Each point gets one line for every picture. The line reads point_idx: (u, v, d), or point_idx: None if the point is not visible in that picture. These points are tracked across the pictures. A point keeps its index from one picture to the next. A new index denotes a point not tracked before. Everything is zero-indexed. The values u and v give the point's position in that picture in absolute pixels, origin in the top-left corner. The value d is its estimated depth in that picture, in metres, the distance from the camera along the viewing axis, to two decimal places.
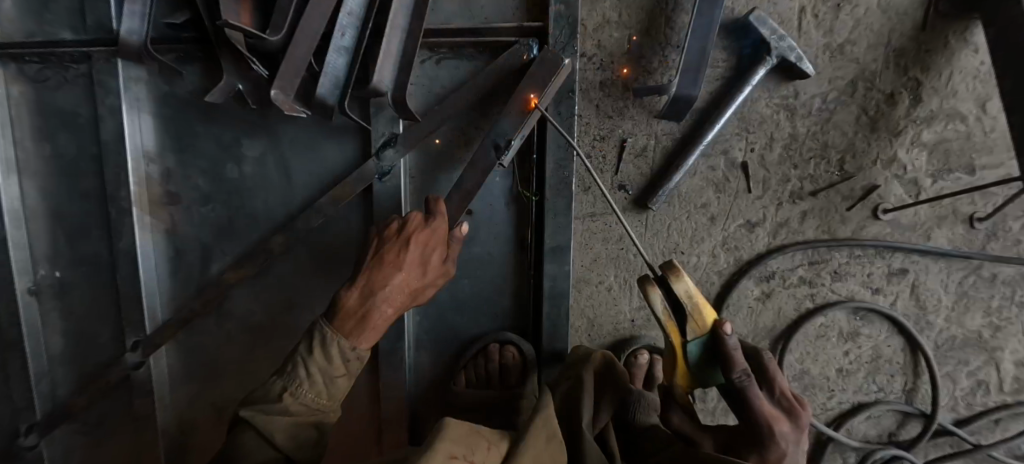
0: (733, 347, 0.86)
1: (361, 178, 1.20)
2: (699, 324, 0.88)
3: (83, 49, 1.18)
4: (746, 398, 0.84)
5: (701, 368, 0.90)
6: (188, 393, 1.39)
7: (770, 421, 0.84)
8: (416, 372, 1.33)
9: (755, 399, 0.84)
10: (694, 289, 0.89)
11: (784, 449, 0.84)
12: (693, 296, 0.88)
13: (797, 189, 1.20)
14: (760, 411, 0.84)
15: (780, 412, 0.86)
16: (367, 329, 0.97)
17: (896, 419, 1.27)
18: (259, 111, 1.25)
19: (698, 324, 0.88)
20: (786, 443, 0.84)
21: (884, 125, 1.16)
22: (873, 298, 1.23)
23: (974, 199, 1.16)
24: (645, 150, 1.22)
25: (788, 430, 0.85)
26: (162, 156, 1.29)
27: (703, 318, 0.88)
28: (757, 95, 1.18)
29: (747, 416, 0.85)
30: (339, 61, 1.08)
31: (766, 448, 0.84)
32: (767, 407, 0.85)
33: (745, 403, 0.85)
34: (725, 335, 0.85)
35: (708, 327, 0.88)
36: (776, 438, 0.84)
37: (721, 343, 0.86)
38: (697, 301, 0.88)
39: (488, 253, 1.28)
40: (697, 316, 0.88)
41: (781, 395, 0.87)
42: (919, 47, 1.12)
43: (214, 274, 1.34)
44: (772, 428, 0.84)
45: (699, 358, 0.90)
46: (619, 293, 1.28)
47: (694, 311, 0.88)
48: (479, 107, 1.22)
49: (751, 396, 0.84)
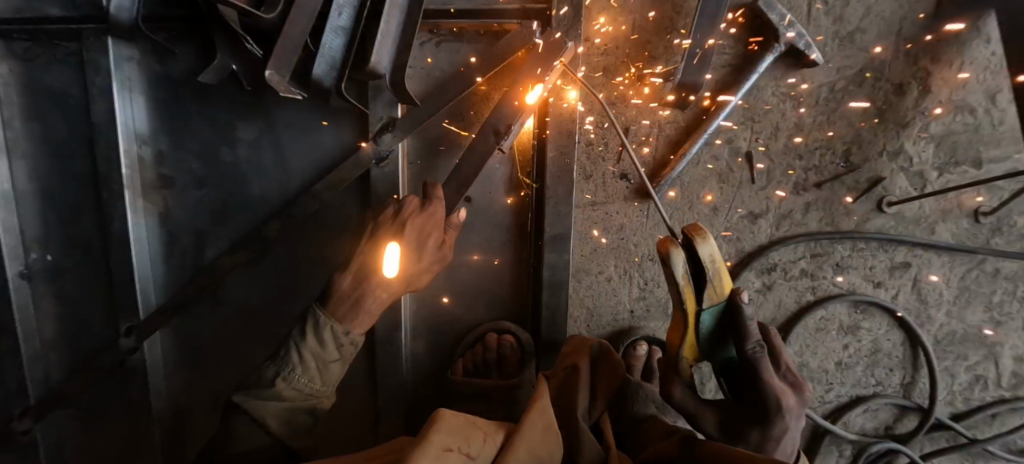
0: (748, 316, 0.85)
1: (359, 165, 1.16)
2: (717, 292, 0.85)
3: (71, 26, 1.15)
4: (756, 369, 0.84)
5: (712, 339, 0.88)
6: (183, 379, 1.38)
7: (777, 394, 0.84)
8: (412, 362, 1.31)
9: (765, 371, 0.84)
10: (717, 253, 0.83)
11: (788, 424, 0.84)
12: (715, 262, 0.83)
13: (801, 180, 1.19)
14: (768, 382, 0.84)
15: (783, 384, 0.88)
16: (363, 313, 0.95)
17: (892, 412, 1.27)
18: (254, 93, 1.23)
19: (715, 291, 0.84)
20: (789, 416, 0.84)
21: (893, 116, 1.14)
22: (874, 291, 1.22)
23: (979, 192, 1.16)
24: (648, 138, 1.19)
25: (792, 404, 0.85)
26: (156, 138, 1.27)
27: (722, 285, 0.85)
28: (764, 83, 1.15)
29: (755, 388, 0.85)
30: (337, 41, 1.04)
31: (771, 423, 0.83)
32: (775, 381, 0.84)
33: (755, 374, 0.84)
34: (743, 303, 0.84)
35: (724, 296, 0.85)
36: (782, 412, 0.83)
37: (738, 313, 0.84)
38: (718, 266, 0.83)
39: (486, 241, 1.26)
40: (716, 284, 0.84)
41: (784, 369, 0.90)
42: (930, 36, 1.10)
43: (209, 260, 1.33)
44: (778, 401, 0.84)
45: (710, 328, 0.87)
46: (619, 283, 1.26)
47: (715, 277, 0.83)
48: (480, 92, 1.19)
49: (763, 366, 0.84)
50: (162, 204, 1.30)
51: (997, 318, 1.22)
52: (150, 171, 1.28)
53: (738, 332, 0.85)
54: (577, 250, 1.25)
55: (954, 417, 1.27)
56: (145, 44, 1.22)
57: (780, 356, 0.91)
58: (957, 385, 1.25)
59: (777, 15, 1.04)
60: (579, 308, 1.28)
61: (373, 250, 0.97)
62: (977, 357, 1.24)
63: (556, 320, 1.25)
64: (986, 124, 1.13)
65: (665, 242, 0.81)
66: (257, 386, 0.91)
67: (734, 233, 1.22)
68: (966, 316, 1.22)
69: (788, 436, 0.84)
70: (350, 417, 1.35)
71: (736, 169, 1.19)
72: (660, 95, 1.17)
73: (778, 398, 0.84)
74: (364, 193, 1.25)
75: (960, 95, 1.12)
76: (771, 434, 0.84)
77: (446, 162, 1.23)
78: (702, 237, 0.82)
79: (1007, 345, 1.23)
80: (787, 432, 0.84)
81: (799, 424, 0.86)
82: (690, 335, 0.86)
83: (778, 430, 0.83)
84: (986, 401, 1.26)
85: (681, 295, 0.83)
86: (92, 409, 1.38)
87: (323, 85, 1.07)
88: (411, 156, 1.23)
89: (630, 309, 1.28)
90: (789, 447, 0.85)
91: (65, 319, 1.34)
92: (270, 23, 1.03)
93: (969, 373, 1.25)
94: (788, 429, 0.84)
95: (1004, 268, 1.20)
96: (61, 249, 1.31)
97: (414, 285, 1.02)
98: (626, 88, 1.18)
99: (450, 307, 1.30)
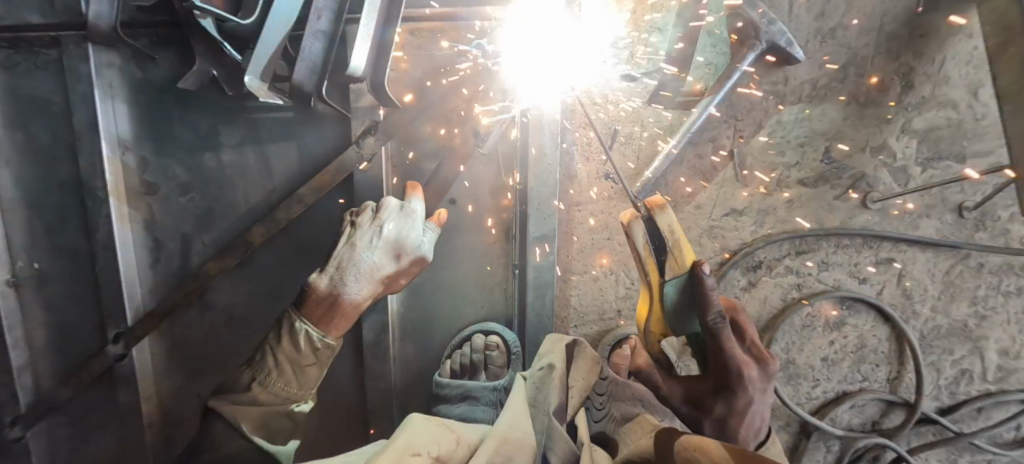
0: (710, 289, 0.83)
1: (342, 168, 1.16)
2: (678, 263, 0.86)
3: (51, 33, 1.15)
4: (721, 342, 0.84)
5: (678, 314, 0.87)
6: (172, 384, 1.39)
7: (741, 367, 0.85)
8: (400, 363, 1.31)
9: (729, 344, 0.84)
10: (677, 224, 0.87)
11: (750, 396, 0.86)
12: (674, 231, 0.86)
13: (784, 178, 1.18)
14: (731, 356, 0.84)
15: (750, 358, 0.88)
16: (338, 318, 0.95)
17: (879, 407, 1.28)
18: (236, 98, 1.23)
19: (677, 263, 0.86)
20: (752, 388, 0.86)
21: (875, 112, 1.14)
22: (860, 287, 1.22)
23: (963, 187, 1.16)
24: (631, 137, 1.18)
25: (756, 376, 0.87)
26: (139, 144, 1.27)
27: (682, 256, 0.86)
28: (747, 80, 1.14)
29: (719, 361, 0.85)
30: (316, 46, 1.03)
31: (734, 393, 0.85)
32: (739, 354, 0.85)
33: (719, 347, 0.84)
34: (705, 273, 0.82)
35: (687, 267, 0.85)
36: (744, 384, 0.85)
37: (700, 285, 0.83)
38: (678, 236, 0.86)
39: (472, 243, 1.26)
40: (677, 254, 0.86)
41: (751, 344, 0.90)
42: (910, 31, 1.10)
43: (195, 266, 1.33)
44: (741, 372, 0.85)
45: (675, 300, 0.86)
46: (604, 283, 1.26)
47: (675, 246, 0.86)
48: (461, 94, 1.18)
49: (725, 339, 0.83)
50: (147, 210, 1.30)
51: (981, 312, 1.22)
52: (134, 177, 1.28)
53: (700, 304, 0.84)
54: (561, 250, 1.24)
55: (941, 412, 1.28)
56: (125, 50, 1.21)
57: (748, 330, 0.91)
58: (943, 380, 1.26)
59: (757, 13, 1.03)
60: (565, 308, 1.27)
61: (351, 253, 0.97)
62: (962, 352, 1.24)
63: (542, 324, 1.26)
64: (968, 119, 1.13)
65: (627, 214, 0.89)
66: (236, 390, 0.93)
67: (719, 232, 1.22)
68: (951, 311, 1.22)
69: (752, 408, 0.86)
70: (338, 420, 1.35)
71: (719, 168, 1.18)
72: (642, 95, 1.16)
73: (741, 370, 0.85)
74: (348, 196, 1.25)
75: (942, 90, 1.12)
76: (735, 406, 0.86)
77: (429, 164, 1.22)
78: (660, 209, 0.87)
79: (992, 339, 1.24)
80: (750, 404, 0.86)
81: (765, 397, 0.88)
82: (656, 307, 0.89)
83: (742, 401, 0.86)
84: (972, 395, 1.26)
85: (643, 264, 0.88)
86: (82, 416, 1.39)
87: (304, 89, 1.06)
88: (394, 160, 1.22)
89: (617, 309, 1.26)
90: (754, 420, 0.87)
91: (52, 326, 1.34)
92: (247, 29, 1.02)
93: (954, 367, 1.25)
94: (751, 400, 0.86)
95: (988, 263, 1.20)
96: (46, 257, 1.31)
97: (393, 287, 1.02)
98: (608, 87, 1.16)
99: (436, 309, 1.30)
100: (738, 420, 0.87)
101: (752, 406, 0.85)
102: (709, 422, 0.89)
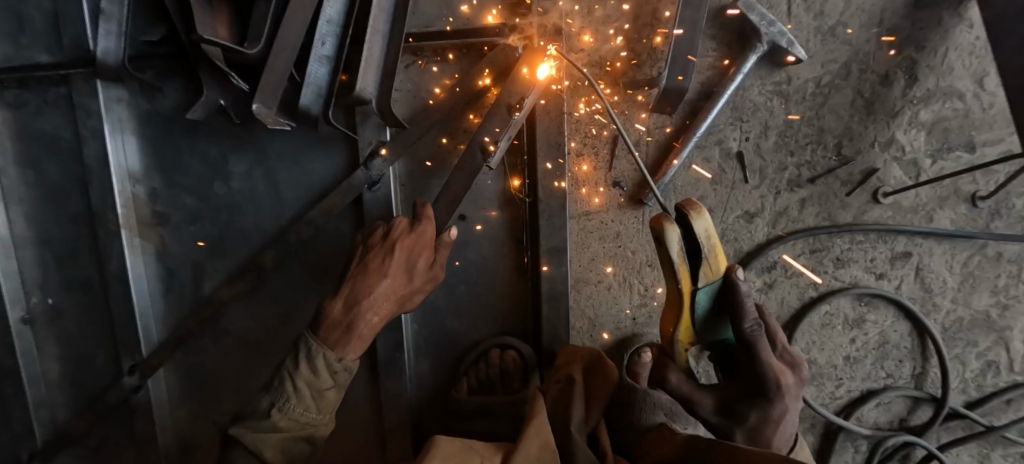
0: (744, 296, 0.84)
1: (351, 189, 1.18)
2: (712, 269, 0.84)
3: (60, 71, 1.16)
4: (755, 349, 0.85)
5: (708, 321, 0.89)
6: (188, 413, 1.39)
7: (776, 373, 0.86)
8: (416, 381, 1.31)
9: (763, 350, 0.86)
10: (712, 229, 0.83)
11: (786, 403, 0.87)
12: (710, 237, 0.82)
13: (795, 176, 1.17)
14: (766, 362, 0.86)
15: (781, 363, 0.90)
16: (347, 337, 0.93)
17: (906, 404, 1.25)
18: (242, 125, 1.24)
19: (711, 270, 0.84)
20: (787, 395, 0.87)
21: (881, 107, 1.13)
22: (877, 283, 1.21)
23: (974, 177, 1.15)
24: (637, 145, 1.17)
25: (791, 382, 0.88)
26: (148, 176, 1.29)
27: (716, 264, 0.85)
28: (749, 82, 1.14)
29: (754, 368, 0.86)
30: (321, 70, 1.06)
31: (771, 402, 0.86)
32: (773, 361, 0.86)
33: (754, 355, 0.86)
34: (739, 280, 0.83)
35: (721, 274, 0.85)
36: (780, 391, 0.86)
37: (734, 292, 0.84)
38: (713, 242, 0.83)
39: (484, 257, 1.25)
40: (711, 261, 0.84)
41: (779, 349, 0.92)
42: (911, 26, 1.10)
43: (207, 293, 1.33)
44: (777, 379, 0.86)
45: (706, 307, 0.87)
46: (619, 292, 1.24)
47: (710, 255, 0.83)
48: (466, 110, 1.18)
49: (760, 346, 0.85)
50: (158, 240, 1.31)
51: (1002, 301, 1.21)
52: (145, 208, 1.30)
53: (735, 312, 0.85)
54: (574, 260, 1.23)
55: (970, 406, 1.25)
56: (132, 84, 1.23)
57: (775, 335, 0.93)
58: (969, 373, 1.24)
59: (757, 15, 1.04)
60: (581, 318, 1.25)
61: (364, 275, 0.97)
62: (986, 343, 1.22)
63: (558, 333, 1.23)
64: (975, 109, 1.13)
65: (659, 217, 0.81)
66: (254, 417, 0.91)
67: (731, 234, 1.21)
68: (972, 301, 1.21)
69: (787, 415, 0.87)
70: (357, 441, 1.35)
71: (728, 170, 1.18)
72: (646, 102, 1.15)
73: (777, 377, 0.86)
74: (359, 217, 1.25)
75: (947, 82, 1.12)
76: (771, 415, 0.87)
77: (437, 181, 1.23)
78: (696, 213, 0.82)
79: (1016, 328, 1.22)
80: (786, 411, 0.87)
81: (797, 403, 0.89)
82: (686, 316, 0.88)
83: (777, 409, 0.87)
84: (1000, 387, 1.24)
85: (676, 274, 0.83)
86: (96, 450, 1.39)
87: (311, 113, 1.09)
88: (403, 178, 1.23)
89: (632, 317, 1.25)
90: (788, 425, 0.88)
91: (65, 362, 1.36)
92: (254, 58, 1.04)
93: (980, 359, 1.23)
94: (786, 409, 0.87)
95: (1006, 252, 1.19)
96: (59, 291, 1.34)
97: (407, 306, 1.02)
98: (611, 97, 1.15)
99: (451, 325, 1.29)
100: (773, 428, 0.87)
101: (788, 411, 0.87)
102: (742, 431, 0.89)
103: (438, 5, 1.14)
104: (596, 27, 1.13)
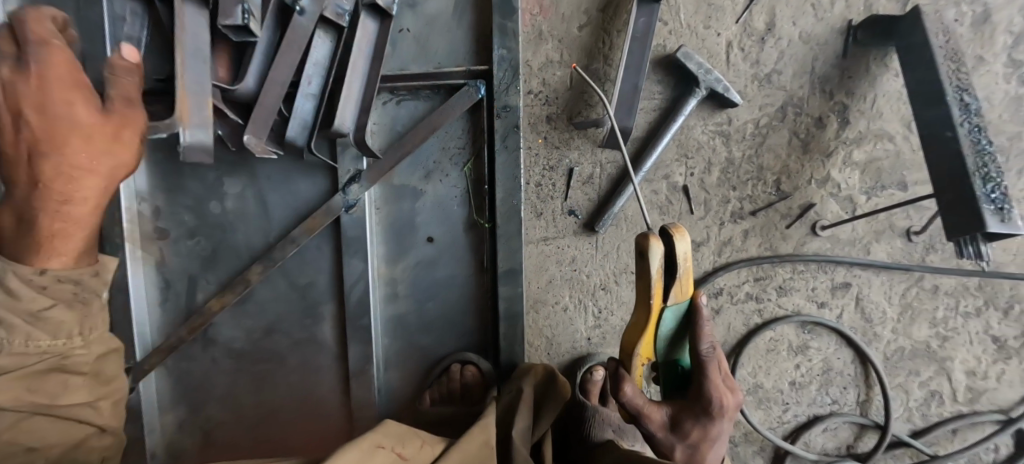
0: (706, 320, 0.90)
1: (330, 211, 1.31)
2: (682, 290, 0.90)
3: None
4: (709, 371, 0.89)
5: (670, 340, 0.93)
6: (177, 416, 1.50)
7: (723, 397, 0.89)
8: (387, 392, 1.40)
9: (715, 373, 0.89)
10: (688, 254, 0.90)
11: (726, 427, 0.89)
12: (686, 260, 0.89)
13: (737, 209, 1.26)
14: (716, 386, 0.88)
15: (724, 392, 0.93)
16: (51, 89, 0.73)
17: (852, 431, 1.31)
18: (238, 152, 1.38)
19: (680, 290, 0.90)
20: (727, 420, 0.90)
21: (816, 147, 1.22)
22: (819, 311, 1.28)
23: (908, 213, 1.22)
24: (591, 177, 1.27)
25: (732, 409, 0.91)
26: (153, 195, 1.43)
27: (685, 286, 0.91)
28: (693, 122, 1.24)
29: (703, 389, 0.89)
30: (307, 105, 1.22)
31: (714, 424, 0.88)
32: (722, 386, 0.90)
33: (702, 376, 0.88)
34: (703, 304, 0.90)
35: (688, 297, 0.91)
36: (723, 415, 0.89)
37: (698, 314, 0.90)
38: (687, 266, 0.89)
39: (450, 277, 1.35)
40: (682, 282, 0.90)
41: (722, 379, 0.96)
42: (841, 74, 1.20)
43: (199, 303, 1.45)
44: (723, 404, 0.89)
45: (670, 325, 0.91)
46: (574, 313, 1.32)
47: (683, 276, 0.89)
48: (438, 142, 1.30)
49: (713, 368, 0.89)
50: (158, 254, 1.45)
51: (943, 333, 1.25)
52: (149, 224, 1.44)
53: (697, 333, 0.89)
54: (532, 282, 1.33)
55: (914, 434, 1.30)
56: (144, 114, 1.39)
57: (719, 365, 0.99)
58: (913, 401, 1.29)
59: (694, 64, 1.16)
60: (539, 336, 1.34)
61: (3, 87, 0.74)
62: (928, 373, 1.27)
63: (515, 350, 1.31)
64: (906, 150, 1.21)
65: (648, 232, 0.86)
66: None
67: None
68: (912, 332, 1.26)
69: (724, 439, 0.90)
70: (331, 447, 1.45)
71: (675, 201, 1.27)
72: (599, 138, 1.26)
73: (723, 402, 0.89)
74: (338, 237, 1.37)
75: (877, 124, 1.21)
76: (711, 436, 0.89)
77: (409, 206, 1.34)
78: (678, 236, 0.89)
79: (957, 359, 1.26)
80: (724, 435, 0.90)
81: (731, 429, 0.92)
82: (651, 331, 0.91)
83: (717, 432, 0.89)
84: (944, 417, 1.28)
85: (651, 286, 0.87)
86: None
87: (296, 144, 1.23)
88: (379, 202, 1.34)
89: (587, 337, 1.33)
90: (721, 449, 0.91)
91: None
92: (247, 95, 1.19)
93: (922, 389, 1.28)
94: (724, 432, 0.90)
95: (944, 285, 1.24)
96: None
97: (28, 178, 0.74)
98: (566, 133, 1.26)
99: (419, 340, 1.38)
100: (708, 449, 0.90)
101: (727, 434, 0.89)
102: (682, 449, 0.90)
103: (414, 50, 1.28)
104: (554, 72, 1.26)
